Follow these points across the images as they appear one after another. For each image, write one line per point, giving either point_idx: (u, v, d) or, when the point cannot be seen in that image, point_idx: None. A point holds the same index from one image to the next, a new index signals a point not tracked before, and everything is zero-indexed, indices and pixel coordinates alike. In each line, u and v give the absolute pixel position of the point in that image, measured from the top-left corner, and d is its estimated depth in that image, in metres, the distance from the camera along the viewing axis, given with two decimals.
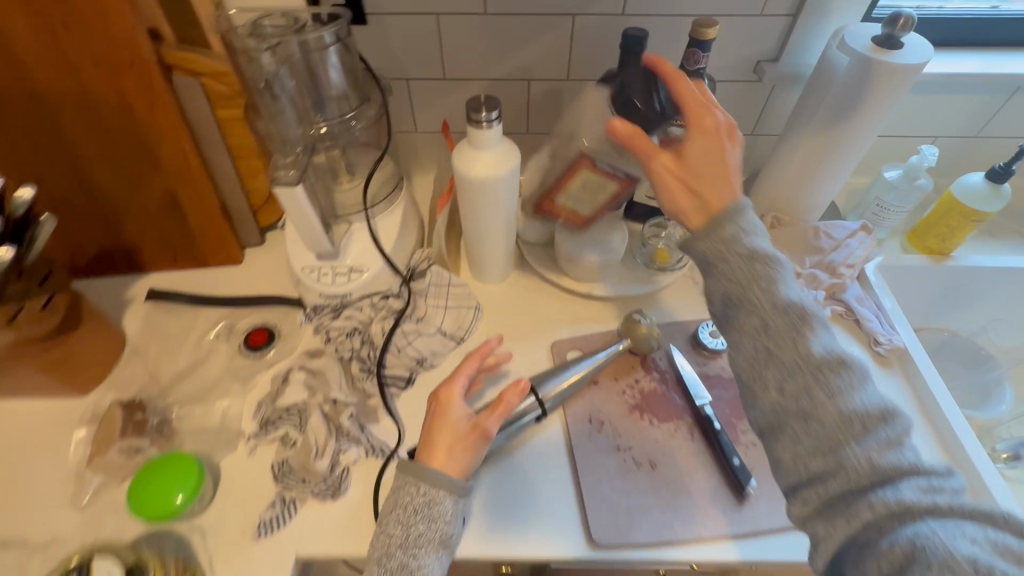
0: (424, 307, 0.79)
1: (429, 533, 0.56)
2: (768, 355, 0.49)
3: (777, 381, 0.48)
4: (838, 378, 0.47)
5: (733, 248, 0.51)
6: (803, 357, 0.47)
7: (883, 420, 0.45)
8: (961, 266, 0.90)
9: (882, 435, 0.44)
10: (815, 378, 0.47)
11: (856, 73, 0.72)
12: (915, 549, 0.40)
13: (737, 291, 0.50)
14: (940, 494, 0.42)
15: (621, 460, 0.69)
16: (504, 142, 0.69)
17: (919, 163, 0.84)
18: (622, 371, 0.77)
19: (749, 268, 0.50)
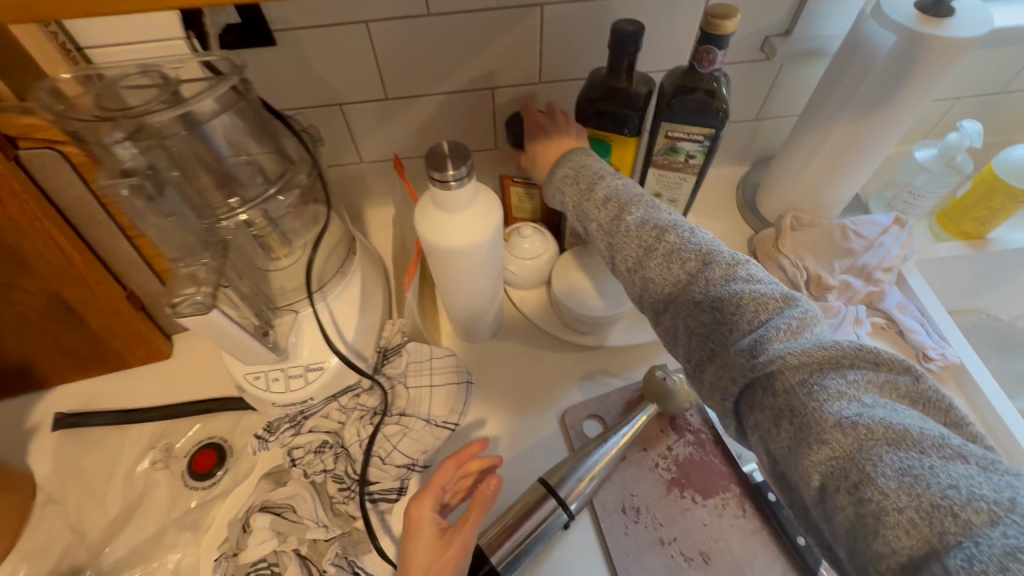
0: (407, 395, 0.65)
1: None
2: (617, 244, 0.52)
3: (656, 286, 0.48)
4: (673, 240, 0.49)
5: (568, 177, 0.57)
6: (666, 263, 0.48)
7: (727, 278, 0.44)
8: (998, 249, 0.80)
9: (731, 290, 0.43)
10: (650, 249, 0.49)
11: (900, 51, 0.58)
12: (807, 414, 0.36)
13: (578, 202, 0.56)
14: (817, 350, 0.38)
15: (667, 558, 0.58)
16: (477, 193, 0.54)
17: (959, 142, 0.72)
18: (651, 439, 0.65)
19: (586, 184, 0.56)
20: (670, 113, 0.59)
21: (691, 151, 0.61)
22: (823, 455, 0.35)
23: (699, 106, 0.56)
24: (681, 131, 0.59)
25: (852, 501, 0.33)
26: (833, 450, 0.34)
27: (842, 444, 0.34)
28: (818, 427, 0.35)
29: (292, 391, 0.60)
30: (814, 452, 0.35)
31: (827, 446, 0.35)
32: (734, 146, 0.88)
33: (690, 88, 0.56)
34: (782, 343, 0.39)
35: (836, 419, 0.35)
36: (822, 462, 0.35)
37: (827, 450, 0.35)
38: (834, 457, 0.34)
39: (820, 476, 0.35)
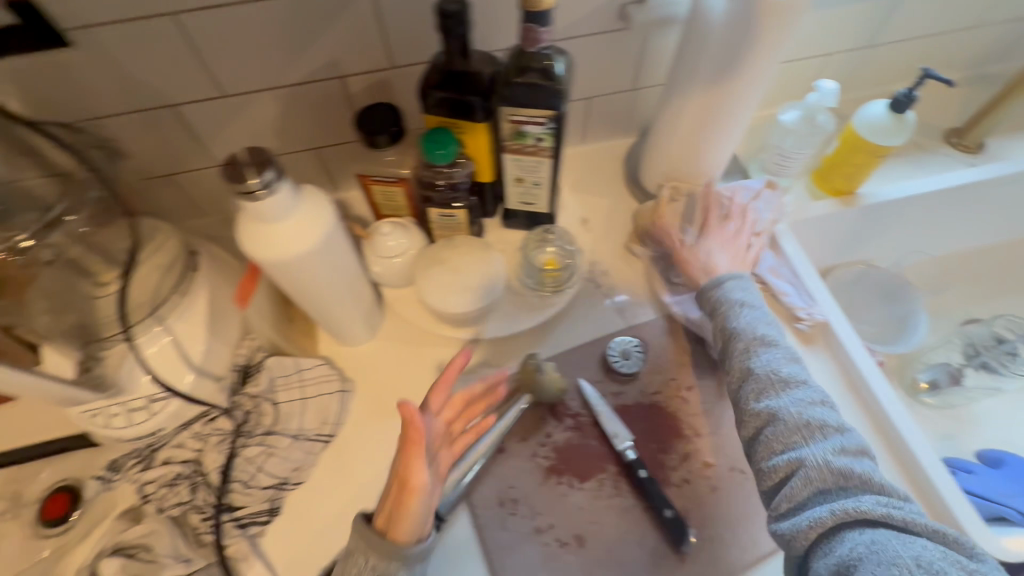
0: (272, 412, 0.62)
1: None
2: (738, 360, 0.61)
3: (748, 384, 0.59)
4: (771, 448, 0.55)
5: (716, 316, 0.66)
6: (767, 370, 0.58)
7: (784, 391, 0.57)
8: (869, 203, 0.82)
9: (798, 419, 0.54)
10: (774, 383, 0.57)
11: (738, 16, 0.57)
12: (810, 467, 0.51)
13: (721, 354, 0.64)
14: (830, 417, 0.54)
15: (544, 546, 0.58)
16: (301, 198, 0.50)
17: (818, 103, 0.72)
18: (529, 429, 0.65)
19: (746, 349, 0.61)
20: (509, 96, 0.56)
21: (537, 135, 0.59)
22: (821, 490, 0.50)
23: (533, 87, 0.54)
24: (523, 115, 0.57)
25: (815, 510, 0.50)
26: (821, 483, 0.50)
27: (813, 480, 0.51)
28: (807, 474, 0.51)
29: (137, 424, 0.56)
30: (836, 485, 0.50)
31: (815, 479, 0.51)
32: (617, 118, 0.86)
33: (521, 69, 0.54)
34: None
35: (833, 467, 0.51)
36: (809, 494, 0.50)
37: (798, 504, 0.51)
38: (826, 482, 0.50)
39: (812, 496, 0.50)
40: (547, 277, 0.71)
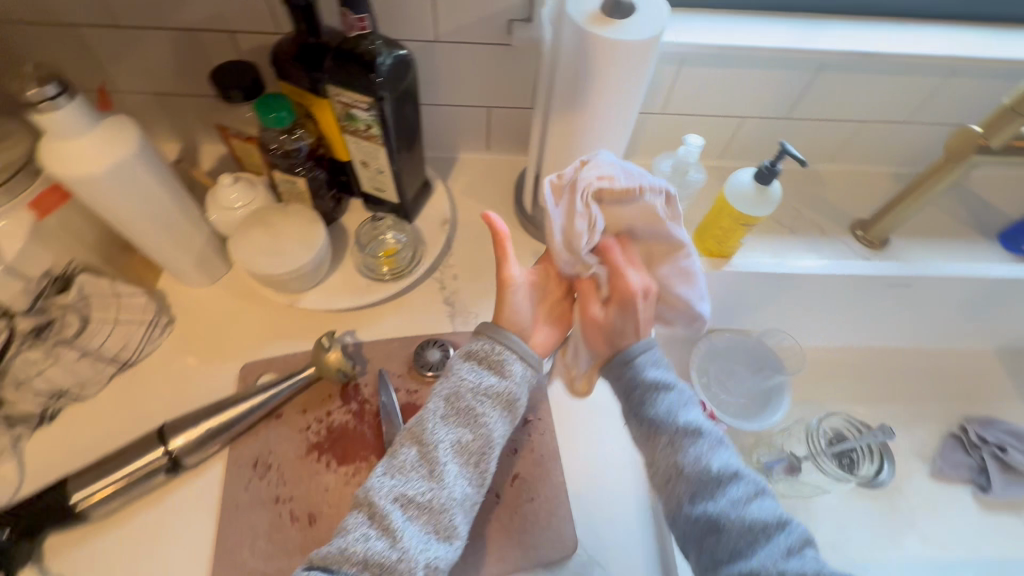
0: (68, 328, 0.63)
1: (467, 403, 0.55)
2: (643, 404, 0.55)
3: (657, 443, 0.54)
4: (686, 488, 0.52)
5: (632, 360, 0.57)
6: (677, 428, 0.54)
7: (690, 444, 0.53)
8: (739, 271, 0.81)
9: (706, 472, 0.52)
10: (678, 438, 0.53)
11: (577, 50, 0.58)
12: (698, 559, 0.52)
13: (627, 402, 0.57)
14: (716, 472, 0.52)
15: (275, 514, 0.60)
16: (97, 124, 0.53)
17: (685, 157, 0.72)
18: (313, 402, 0.67)
19: (646, 401, 0.55)
20: (334, 77, 0.58)
21: (363, 120, 0.61)
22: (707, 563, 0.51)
23: (349, 73, 0.56)
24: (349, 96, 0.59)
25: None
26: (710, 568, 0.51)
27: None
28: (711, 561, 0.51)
29: None
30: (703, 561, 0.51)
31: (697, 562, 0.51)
32: (518, 134, 0.87)
33: (346, 53, 0.57)
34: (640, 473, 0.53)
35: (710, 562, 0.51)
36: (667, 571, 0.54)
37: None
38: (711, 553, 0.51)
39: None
40: (381, 264, 0.73)
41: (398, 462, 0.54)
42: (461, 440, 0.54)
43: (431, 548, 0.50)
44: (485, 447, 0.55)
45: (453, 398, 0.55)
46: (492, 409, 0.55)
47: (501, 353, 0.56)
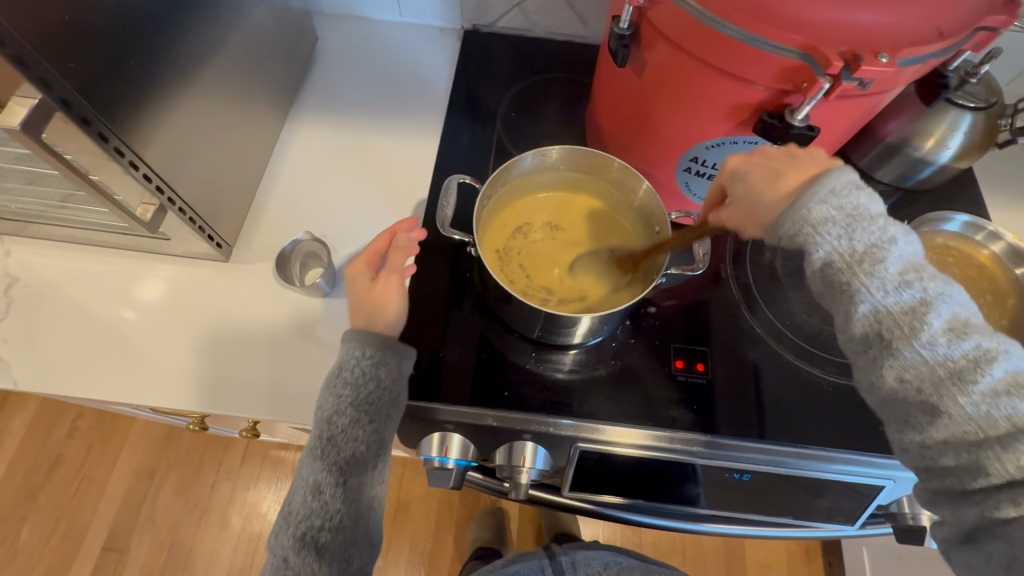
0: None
1: (317, 515, 0.45)
2: (933, 405, 0.36)
3: (917, 393, 0.36)
4: (1021, 404, 0.33)
5: (874, 271, 0.37)
6: (873, 257, 0.37)
7: (990, 390, 0.34)
8: None
9: (1008, 407, 0.33)
10: (958, 372, 0.35)
11: None
12: (1021, 438, 0.33)
13: (890, 329, 0.37)
14: (993, 386, 0.34)
15: None
16: None
17: None
18: None
19: (908, 322, 0.36)
20: None
21: None
22: (983, 375, 0.34)
23: None
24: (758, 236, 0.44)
25: (1004, 447, 0.33)
26: (992, 373, 0.34)
27: None
28: None
29: (925, 151, 0.59)
30: (903, 347, 0.36)
31: (957, 428, 0.35)
32: None
33: None
34: (833, 240, 0.38)
35: (967, 366, 0.35)
36: (965, 421, 0.34)
37: (995, 419, 0.34)
38: (972, 357, 0.35)
39: (1010, 420, 0.33)
40: None
41: (287, 508, 0.47)
42: (329, 512, 0.45)
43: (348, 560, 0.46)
44: (375, 454, 0.46)
45: (313, 491, 0.45)
46: (309, 465, 0.45)
47: (378, 363, 0.45)
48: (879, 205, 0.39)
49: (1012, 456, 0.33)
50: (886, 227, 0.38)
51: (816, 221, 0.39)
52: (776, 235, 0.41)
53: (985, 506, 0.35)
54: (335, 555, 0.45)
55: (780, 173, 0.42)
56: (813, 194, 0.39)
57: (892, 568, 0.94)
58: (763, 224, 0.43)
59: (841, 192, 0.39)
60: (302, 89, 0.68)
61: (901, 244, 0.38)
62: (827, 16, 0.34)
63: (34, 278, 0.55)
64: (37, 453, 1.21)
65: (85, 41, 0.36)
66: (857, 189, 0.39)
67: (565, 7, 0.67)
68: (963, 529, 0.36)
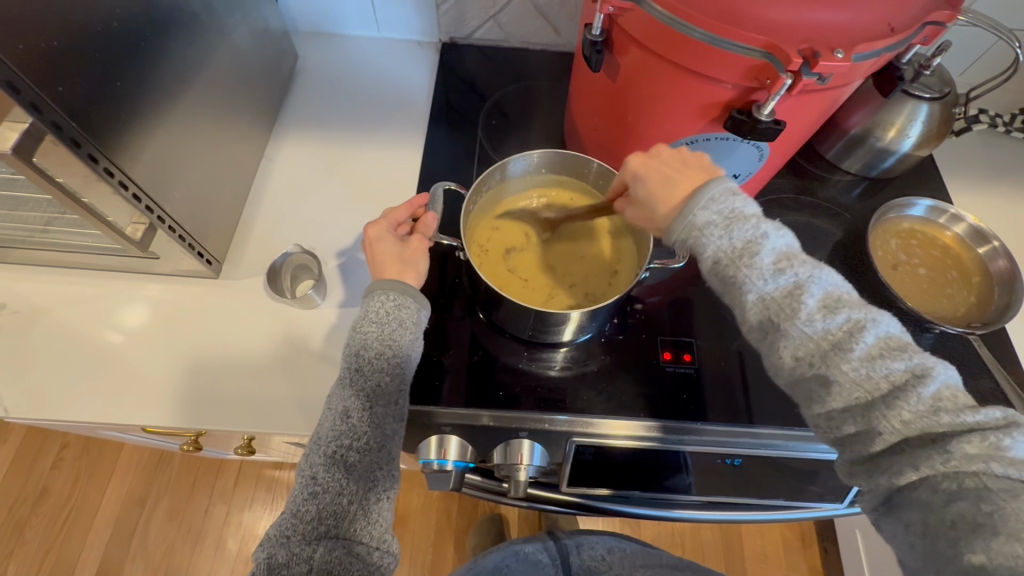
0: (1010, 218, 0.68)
1: (348, 436, 0.44)
2: (824, 381, 0.36)
3: (812, 372, 0.37)
4: (891, 360, 0.35)
5: (749, 257, 0.38)
6: (751, 242, 0.38)
7: (866, 355, 0.35)
8: None
9: (885, 370, 0.35)
10: (839, 347, 0.36)
11: None
12: (899, 398, 0.34)
13: (776, 318, 0.38)
14: (870, 352, 0.35)
15: None
16: None
17: None
18: None
19: (787, 308, 0.37)
20: None
21: None
22: (859, 342, 0.35)
23: None
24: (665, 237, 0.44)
25: (888, 406, 0.34)
26: (866, 340, 0.35)
27: (930, 393, 0.34)
28: (912, 385, 0.34)
29: (887, 141, 0.62)
30: (788, 328, 0.37)
31: (849, 396, 0.35)
32: None
33: None
34: (716, 240, 0.39)
35: (845, 337, 0.36)
36: (854, 389, 0.35)
37: (876, 380, 0.35)
38: (846, 328, 0.36)
39: (889, 380, 0.35)
40: None
41: (310, 444, 0.45)
42: (355, 436, 0.44)
43: (370, 494, 0.44)
44: (400, 384, 0.46)
45: (340, 416, 0.44)
46: (338, 392, 0.45)
47: (401, 305, 0.47)
48: (751, 204, 0.40)
49: (897, 415, 0.34)
50: (754, 219, 0.39)
51: (700, 226, 0.40)
52: (669, 239, 0.43)
53: (891, 472, 0.35)
54: (360, 477, 0.44)
55: (672, 180, 0.43)
56: (696, 203, 0.40)
57: (884, 548, 0.96)
58: (659, 224, 0.44)
59: (716, 197, 0.40)
60: (284, 107, 0.69)
61: (773, 237, 0.39)
62: (785, 16, 0.36)
63: (19, 305, 0.55)
64: (22, 488, 1.18)
65: (71, 65, 0.37)
66: (728, 192, 0.40)
67: (539, 17, 0.70)
68: (880, 497, 0.37)
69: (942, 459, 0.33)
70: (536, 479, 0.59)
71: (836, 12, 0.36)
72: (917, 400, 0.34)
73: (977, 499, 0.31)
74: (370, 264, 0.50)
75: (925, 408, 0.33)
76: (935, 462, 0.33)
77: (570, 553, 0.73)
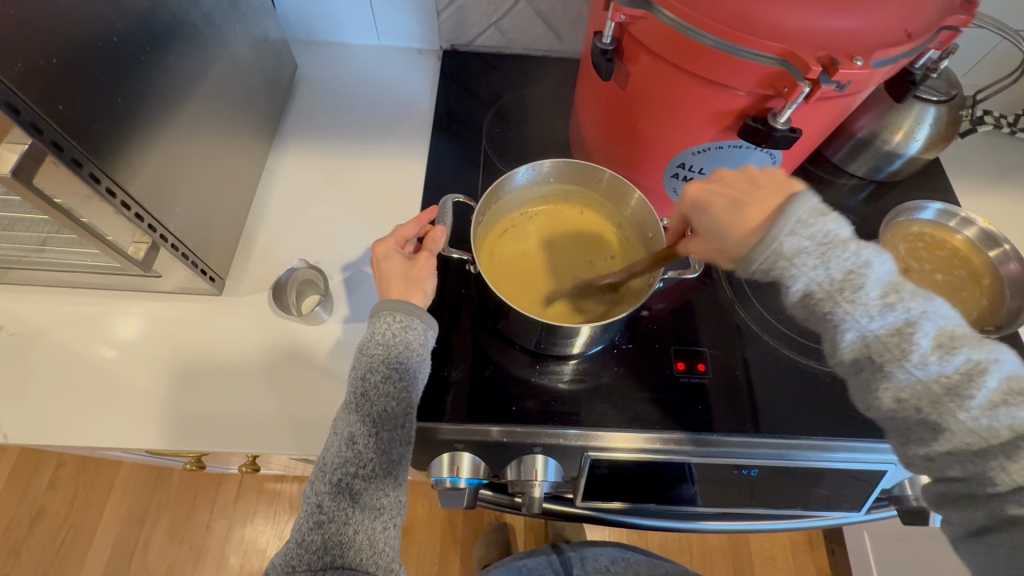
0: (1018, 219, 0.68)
1: (351, 464, 0.43)
2: (933, 420, 0.36)
3: (920, 410, 0.37)
4: (1020, 408, 0.34)
5: (859, 293, 0.37)
6: (861, 277, 0.37)
7: (984, 401, 0.34)
8: None
9: (1002, 415, 0.34)
10: (950, 387, 0.35)
11: None
12: (1022, 447, 0.34)
13: (882, 354, 0.37)
14: (987, 395, 0.34)
15: None
16: None
17: None
18: None
19: (899, 345, 0.37)
20: None
21: None
22: (978, 388, 0.35)
23: None
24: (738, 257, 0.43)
25: (1008, 456, 0.34)
26: (987, 385, 0.34)
27: None
28: None
29: (895, 145, 0.61)
30: (895, 368, 0.37)
31: (960, 441, 0.35)
32: None
33: None
34: (810, 270, 0.38)
35: (961, 380, 0.35)
36: (967, 435, 0.35)
37: (998, 428, 0.34)
38: (963, 371, 0.35)
39: (1011, 429, 0.34)
40: None
41: (315, 471, 0.44)
42: (360, 463, 0.43)
43: (375, 523, 0.43)
44: (407, 408, 0.45)
45: (344, 444, 0.43)
46: (343, 417, 0.44)
47: (407, 326, 0.46)
48: (847, 227, 0.38)
49: (1017, 465, 0.34)
50: (873, 254, 0.38)
51: (791, 254, 0.39)
52: (748, 268, 0.41)
53: (993, 508, 0.35)
54: (366, 505, 0.43)
55: (742, 202, 0.43)
56: (783, 227, 0.39)
57: (893, 549, 0.96)
58: (732, 255, 0.44)
59: (806, 219, 0.39)
60: (285, 117, 0.68)
61: (877, 265, 0.38)
62: (801, 25, 0.36)
63: (16, 327, 0.54)
64: (18, 509, 1.15)
65: (73, 84, 0.36)
66: (819, 213, 0.39)
67: (540, 24, 0.69)
68: (967, 528, 0.36)
69: None
70: (549, 494, 0.58)
71: (853, 18, 0.36)
72: None
73: None
74: (376, 283, 0.49)
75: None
76: None
77: (575, 565, 0.72)
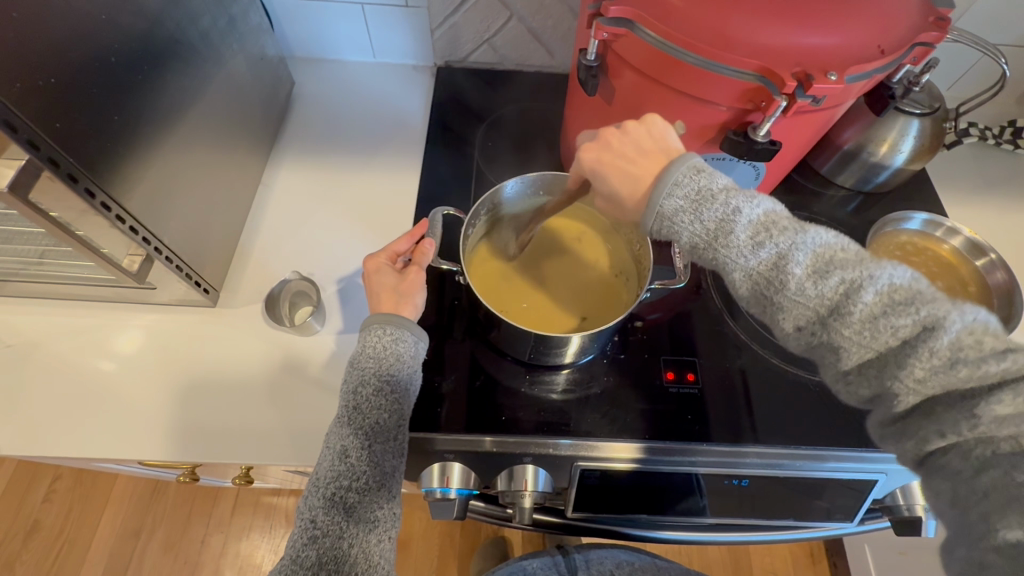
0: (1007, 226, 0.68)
1: (345, 478, 0.43)
2: (835, 347, 0.35)
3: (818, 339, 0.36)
4: (899, 318, 0.32)
5: (729, 237, 0.36)
6: (726, 219, 0.37)
7: (869, 318, 0.33)
8: None
9: (881, 324, 0.33)
10: (835, 311, 0.34)
11: None
12: (917, 356, 0.32)
13: (768, 290, 0.36)
14: (866, 312, 0.33)
15: None
16: None
17: None
18: None
19: (777, 279, 0.35)
20: None
21: None
22: (857, 304, 0.33)
23: None
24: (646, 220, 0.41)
25: (902, 365, 0.33)
26: (865, 299, 0.33)
27: (945, 344, 0.31)
28: (925, 341, 0.32)
29: (879, 156, 0.62)
30: (783, 300, 0.36)
31: (859, 358, 0.34)
32: None
33: None
34: (688, 225, 0.38)
35: (841, 300, 0.34)
36: (862, 352, 0.34)
37: (887, 341, 0.33)
38: (842, 290, 0.34)
39: (897, 337, 0.32)
40: None
41: (308, 487, 0.44)
42: (353, 477, 0.43)
43: (370, 537, 0.43)
44: (399, 420, 0.45)
45: (338, 457, 0.43)
46: (336, 431, 0.44)
47: (397, 339, 0.46)
48: (720, 177, 0.38)
49: (911, 373, 0.32)
50: (736, 199, 0.37)
51: (670, 216, 0.38)
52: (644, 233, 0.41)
53: (916, 438, 0.34)
54: (360, 518, 0.43)
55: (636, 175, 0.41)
56: (658, 193, 0.38)
57: (894, 562, 0.95)
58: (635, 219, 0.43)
59: (680, 179, 0.38)
60: (282, 132, 0.69)
61: (747, 207, 0.37)
62: (777, 41, 0.37)
63: (13, 339, 0.54)
64: (13, 523, 1.15)
65: (70, 102, 0.37)
66: (693, 169, 0.38)
67: (532, 41, 0.71)
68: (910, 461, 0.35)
69: (967, 423, 0.31)
70: (542, 504, 0.58)
71: (828, 36, 0.37)
72: (932, 354, 0.31)
73: (1008, 466, 0.30)
74: (367, 297, 0.50)
75: (941, 360, 0.31)
76: (961, 428, 0.32)
77: (581, 567, 0.71)
